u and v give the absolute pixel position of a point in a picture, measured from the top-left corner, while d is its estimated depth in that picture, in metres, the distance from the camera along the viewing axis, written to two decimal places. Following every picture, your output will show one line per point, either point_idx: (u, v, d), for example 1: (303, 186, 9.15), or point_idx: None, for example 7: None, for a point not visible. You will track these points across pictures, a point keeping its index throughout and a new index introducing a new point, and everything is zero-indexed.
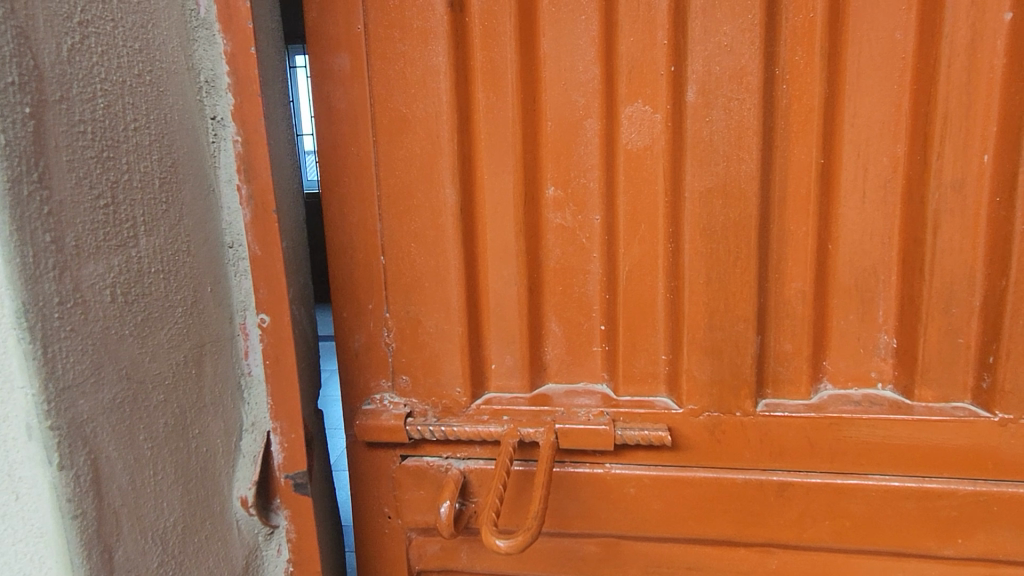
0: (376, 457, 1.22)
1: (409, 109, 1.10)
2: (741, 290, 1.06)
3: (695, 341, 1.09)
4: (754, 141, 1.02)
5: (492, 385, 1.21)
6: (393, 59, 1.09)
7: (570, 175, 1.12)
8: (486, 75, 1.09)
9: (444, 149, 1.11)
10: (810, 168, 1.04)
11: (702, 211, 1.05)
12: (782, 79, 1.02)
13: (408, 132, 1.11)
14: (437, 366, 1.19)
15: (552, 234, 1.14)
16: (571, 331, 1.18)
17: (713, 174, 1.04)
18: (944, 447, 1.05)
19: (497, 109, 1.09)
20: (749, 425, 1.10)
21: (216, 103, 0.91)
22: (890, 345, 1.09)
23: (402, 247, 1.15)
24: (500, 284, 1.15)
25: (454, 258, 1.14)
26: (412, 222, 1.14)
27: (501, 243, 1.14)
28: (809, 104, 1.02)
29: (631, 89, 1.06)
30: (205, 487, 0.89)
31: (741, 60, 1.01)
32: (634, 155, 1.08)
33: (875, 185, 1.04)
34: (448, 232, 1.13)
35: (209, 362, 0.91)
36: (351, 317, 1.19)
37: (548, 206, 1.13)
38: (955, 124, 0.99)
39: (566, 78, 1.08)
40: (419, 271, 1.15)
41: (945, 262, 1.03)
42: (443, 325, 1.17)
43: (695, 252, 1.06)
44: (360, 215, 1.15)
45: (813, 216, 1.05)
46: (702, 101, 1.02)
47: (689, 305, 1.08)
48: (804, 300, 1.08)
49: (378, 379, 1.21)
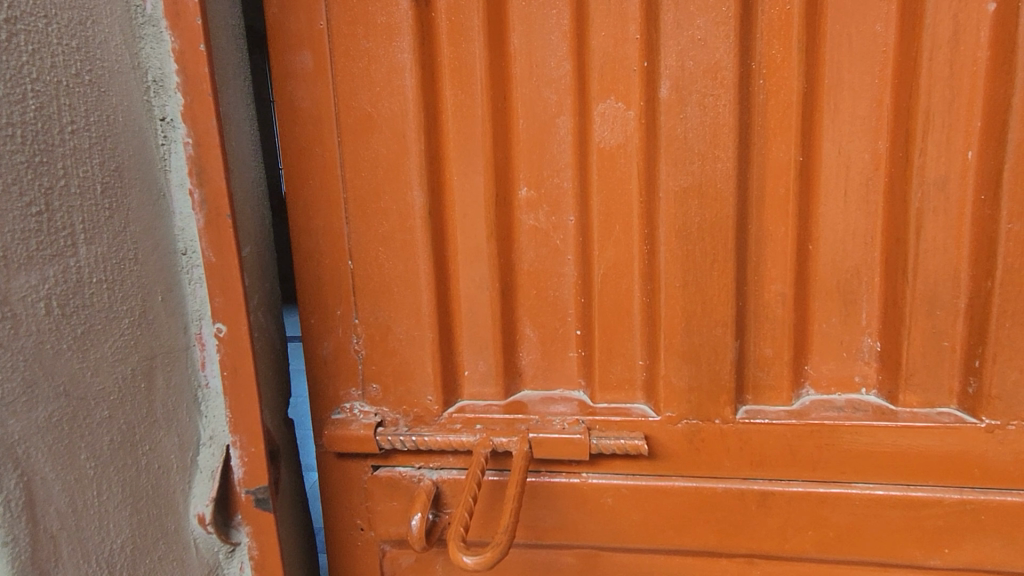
0: (347, 468, 1.18)
1: (374, 108, 1.06)
2: (719, 294, 1.03)
3: (673, 346, 1.05)
4: (730, 139, 0.98)
5: (465, 393, 1.17)
6: (356, 57, 1.05)
7: (542, 176, 1.08)
8: (454, 72, 1.05)
9: (411, 149, 1.07)
10: (788, 166, 1.00)
11: (678, 211, 1.01)
12: (759, 74, 0.99)
13: (373, 132, 1.07)
14: (408, 374, 1.15)
15: (525, 236, 1.11)
16: (546, 336, 1.14)
17: (688, 173, 1.00)
18: (930, 455, 1.02)
19: (467, 108, 1.06)
20: (729, 433, 1.06)
21: (165, 103, 0.86)
22: (875, 349, 1.06)
23: (369, 251, 1.11)
24: (471, 287, 1.12)
25: (423, 263, 1.10)
26: (380, 225, 1.10)
27: (473, 246, 1.10)
28: (787, 100, 0.99)
29: (603, 86, 1.02)
30: (157, 506, 0.85)
31: (716, 54, 0.97)
32: (607, 154, 1.04)
33: (856, 184, 1.00)
34: (417, 236, 1.09)
35: (161, 374, 0.87)
36: (319, 323, 1.15)
37: (520, 207, 1.10)
38: (938, 120, 0.96)
39: (536, 75, 1.05)
40: (387, 275, 1.11)
41: (928, 262, 0.99)
42: (414, 331, 1.13)
43: (672, 254, 1.03)
44: (325, 218, 1.11)
45: (792, 216, 1.01)
46: (676, 97, 0.99)
47: (665, 309, 1.05)
48: (785, 303, 1.04)
49: (347, 388, 1.17)
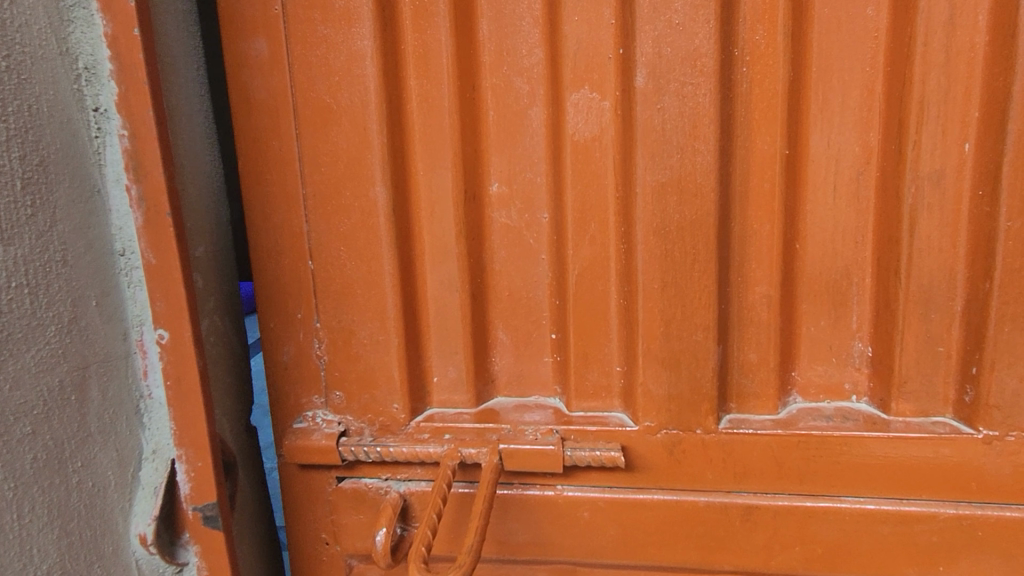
0: (310, 479, 1.12)
1: (334, 98, 1.00)
2: (699, 296, 0.96)
3: (652, 352, 0.99)
4: (711, 130, 0.92)
5: (434, 400, 1.11)
6: (314, 44, 0.99)
7: (514, 170, 1.03)
8: (419, 60, 0.99)
9: (373, 143, 1.00)
10: (774, 160, 0.94)
11: (655, 208, 0.94)
12: (741, 61, 0.92)
13: (333, 124, 1.00)
14: (373, 381, 1.08)
15: (497, 234, 1.05)
16: (520, 339, 1.09)
17: (666, 167, 0.93)
18: (924, 467, 0.96)
19: (433, 99, 1.00)
20: (711, 443, 1.00)
21: (98, 92, 0.80)
22: (866, 354, 1.00)
23: (331, 250, 1.05)
24: (440, 288, 1.06)
25: (388, 263, 1.04)
26: (341, 223, 1.03)
27: (441, 243, 1.05)
28: (773, 89, 0.92)
29: (576, 75, 0.96)
30: (92, 526, 0.79)
31: (695, 40, 0.90)
32: (581, 147, 0.98)
33: (846, 179, 0.94)
34: (380, 234, 1.03)
35: (95, 385, 0.81)
36: (279, 327, 1.09)
37: (491, 204, 1.05)
38: (932, 111, 0.89)
39: (507, 64, 0.99)
40: (349, 277, 1.05)
41: (923, 262, 0.93)
42: (378, 335, 1.06)
43: (649, 254, 0.96)
44: (284, 215, 1.05)
45: (777, 214, 0.95)
46: (652, 86, 0.92)
47: (643, 313, 0.98)
48: (769, 305, 0.98)
49: (310, 395, 1.11)
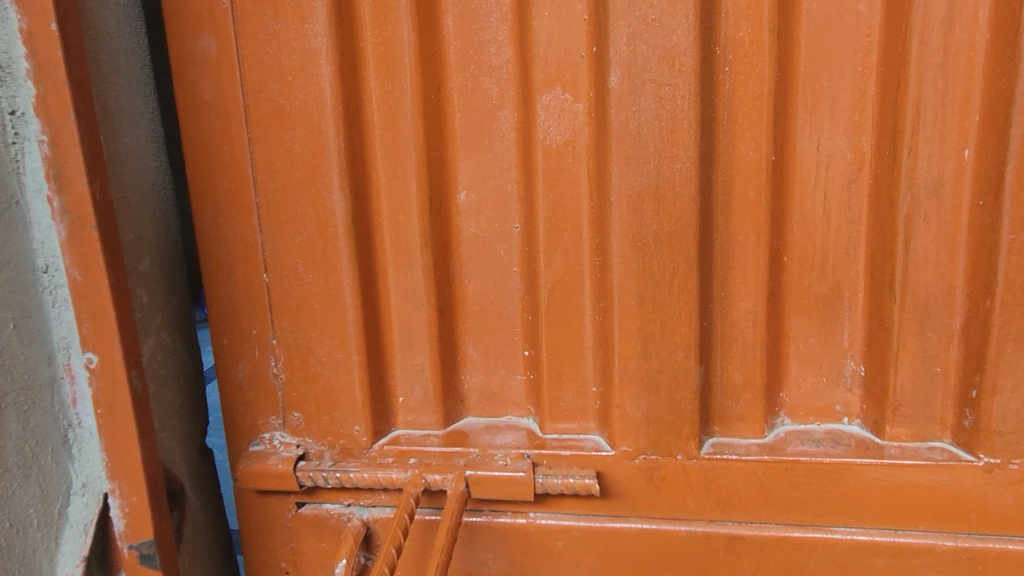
0: (267, 505, 1.04)
1: (286, 100, 0.92)
2: (679, 314, 0.89)
3: (628, 374, 0.92)
4: (690, 136, 0.84)
5: (400, 422, 1.04)
6: (264, 41, 0.91)
7: (482, 177, 0.96)
8: (379, 59, 0.92)
9: (329, 148, 0.93)
10: (760, 167, 0.87)
11: (631, 218, 0.87)
12: (724, 60, 0.85)
13: (286, 127, 0.93)
14: (333, 402, 1.01)
15: (465, 246, 0.99)
16: (491, 356, 1.03)
17: (642, 174, 0.86)
18: (920, 496, 0.89)
19: (395, 100, 0.93)
20: (692, 470, 0.93)
21: (14, 94, 0.73)
22: (858, 374, 0.94)
23: (285, 263, 0.97)
24: (405, 303, 0.99)
25: (346, 277, 0.96)
26: (296, 233, 0.96)
27: (406, 256, 0.98)
28: (758, 91, 0.85)
29: (547, 75, 0.89)
30: (10, 571, 0.72)
31: (673, 38, 0.83)
32: (553, 153, 0.91)
33: (836, 187, 0.88)
34: (338, 246, 0.95)
35: (13, 415, 0.73)
36: (232, 345, 1.01)
37: (458, 213, 0.98)
38: (929, 115, 0.83)
39: (474, 63, 0.93)
40: (305, 291, 0.97)
41: (919, 277, 0.87)
42: (337, 354, 0.99)
43: (626, 268, 0.89)
44: (235, 225, 0.97)
45: (763, 225, 0.89)
46: (628, 87, 0.84)
47: (619, 331, 0.91)
48: (755, 323, 0.92)
49: (267, 416, 1.03)
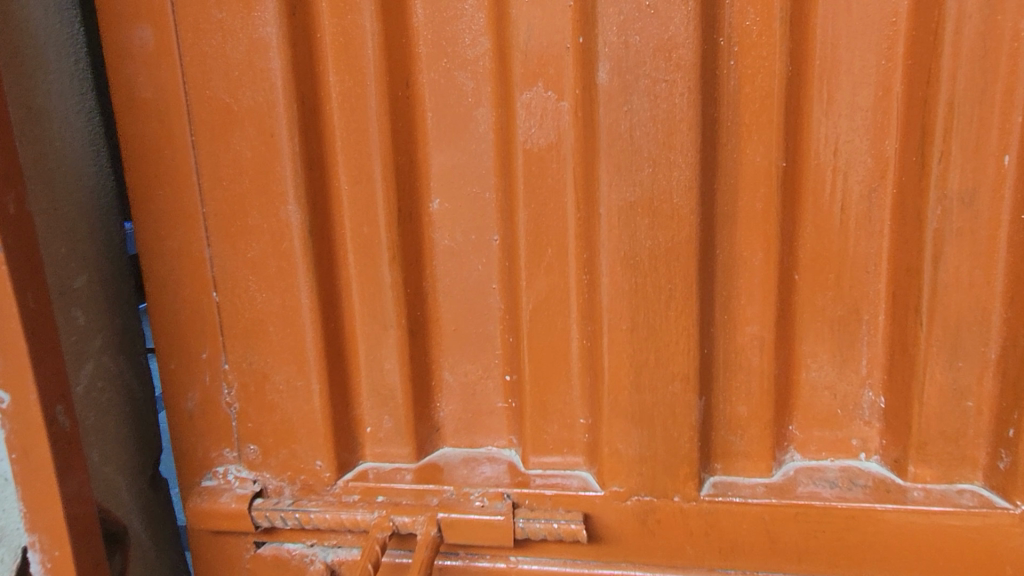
0: (222, 546, 0.95)
1: (233, 98, 0.82)
2: (677, 341, 0.79)
3: (619, 407, 0.82)
4: (689, 140, 0.74)
5: (368, 454, 0.94)
6: (207, 31, 0.81)
7: (457, 184, 0.87)
8: (338, 52, 0.81)
9: (282, 152, 0.82)
10: (769, 174, 0.77)
11: (623, 233, 0.77)
12: (728, 53, 0.74)
13: (234, 129, 0.83)
14: (292, 434, 0.91)
15: (439, 260, 0.89)
16: (468, 382, 0.93)
17: (634, 183, 0.75)
18: (949, 546, 0.79)
19: (357, 98, 0.83)
20: (691, 513, 0.83)
21: None
22: (878, 406, 0.84)
23: (237, 280, 0.87)
24: (373, 324, 0.89)
25: (305, 296, 0.86)
26: (248, 248, 0.86)
27: (372, 272, 0.88)
28: (767, 88, 0.75)
29: (527, 70, 0.78)
30: None
31: (669, 27, 0.71)
32: (534, 157, 0.80)
33: (855, 198, 0.78)
34: (295, 262, 0.85)
35: None
36: (181, 369, 0.91)
37: (431, 223, 0.88)
38: (964, 116, 0.72)
39: (447, 56, 0.83)
40: (260, 311, 0.87)
41: (949, 300, 0.77)
42: (296, 381, 0.89)
43: (616, 289, 0.78)
44: (181, 238, 0.87)
45: (772, 240, 0.78)
46: (618, 84, 0.73)
47: (609, 359, 0.80)
48: (762, 349, 0.81)
49: (220, 449, 0.93)
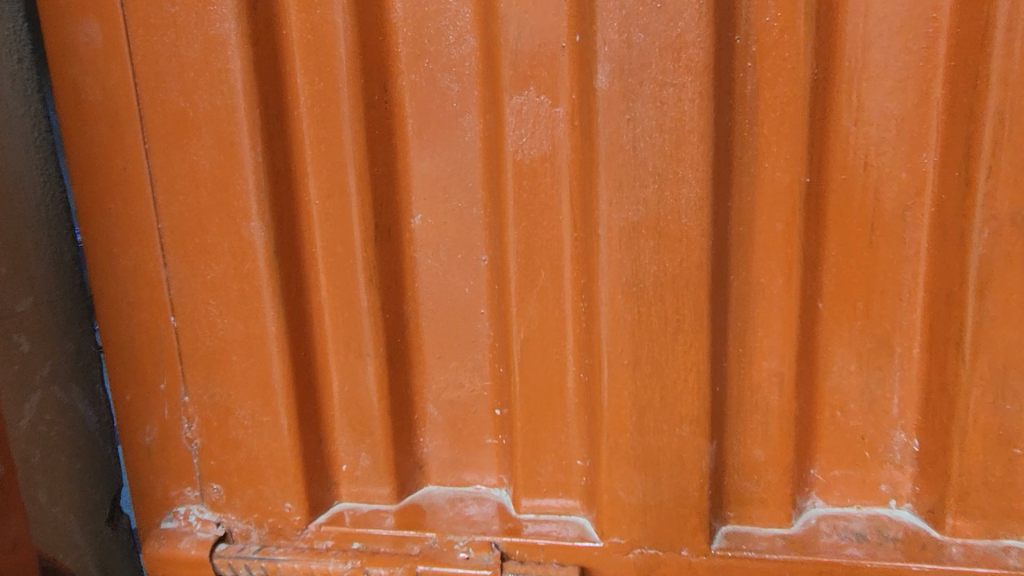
0: None
1: (189, 103, 0.73)
2: (685, 378, 0.70)
3: (620, 450, 0.73)
4: (700, 153, 0.65)
5: (344, 494, 0.85)
6: (159, 27, 0.72)
7: (442, 198, 0.78)
8: (307, 51, 0.73)
9: (244, 164, 0.74)
10: (791, 191, 0.68)
11: (624, 257, 0.68)
12: (746, 53, 0.65)
13: (190, 138, 0.74)
14: (259, 473, 0.82)
15: (422, 282, 0.80)
16: (454, 415, 0.84)
17: (637, 202, 0.66)
18: None
19: (328, 103, 0.74)
20: (701, 569, 0.75)
21: None
22: (910, 449, 0.74)
23: (197, 304, 0.78)
24: (348, 353, 0.81)
25: (272, 323, 0.78)
26: (208, 269, 0.77)
27: (347, 296, 0.79)
28: (789, 93, 0.66)
29: (517, 71, 0.69)
30: None
31: (678, 23, 0.62)
32: (526, 170, 0.71)
33: (887, 216, 0.69)
34: (260, 286, 0.77)
35: None
36: (138, 401, 0.83)
37: (413, 241, 0.79)
38: (1016, 126, 0.63)
39: (429, 56, 0.74)
40: (222, 339, 0.79)
41: (995, 335, 0.68)
42: (262, 415, 0.80)
43: (616, 319, 0.69)
44: (135, 257, 0.79)
45: (794, 265, 0.69)
46: (620, 89, 0.64)
47: (608, 397, 0.72)
48: (782, 386, 0.72)
49: (181, 487, 0.85)
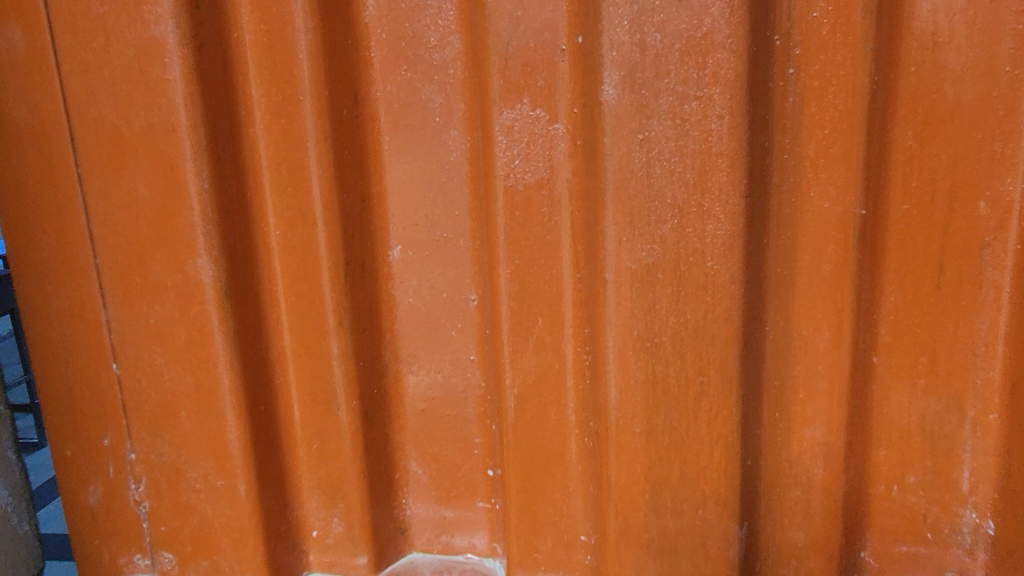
0: None
1: (124, 119, 0.62)
2: (710, 450, 0.58)
3: (630, 532, 0.61)
4: (730, 182, 0.52)
5: (315, 564, 0.74)
6: (88, 31, 0.61)
7: (424, 228, 0.66)
8: (262, 58, 0.62)
9: (188, 190, 0.63)
10: (842, 226, 0.55)
11: (636, 307, 0.56)
12: (788, 57, 0.52)
13: (127, 160, 0.63)
14: (215, 542, 0.72)
15: (401, 324, 0.69)
16: (441, 474, 0.73)
17: (652, 241, 0.54)
18: None
19: (287, 118, 0.63)
20: None
21: None
22: (984, 532, 0.62)
23: (141, 351, 0.68)
24: (316, 406, 0.69)
25: (226, 373, 0.67)
26: (152, 311, 0.66)
27: (313, 341, 0.68)
28: (841, 107, 0.53)
29: (508, 80, 0.57)
30: None
31: (703, 22, 0.50)
32: (519, 198, 0.59)
33: (959, 255, 0.57)
34: (211, 331, 0.66)
35: None
36: (79, 457, 0.72)
37: (391, 278, 0.68)
38: None
39: (407, 62, 0.63)
40: (170, 390, 0.68)
41: None
42: (217, 478, 0.70)
43: (626, 379, 0.57)
44: (69, 296, 0.68)
45: (844, 315, 0.57)
46: (631, 104, 0.52)
47: (616, 471, 0.60)
48: (827, 457, 0.60)
49: (130, 554, 0.74)
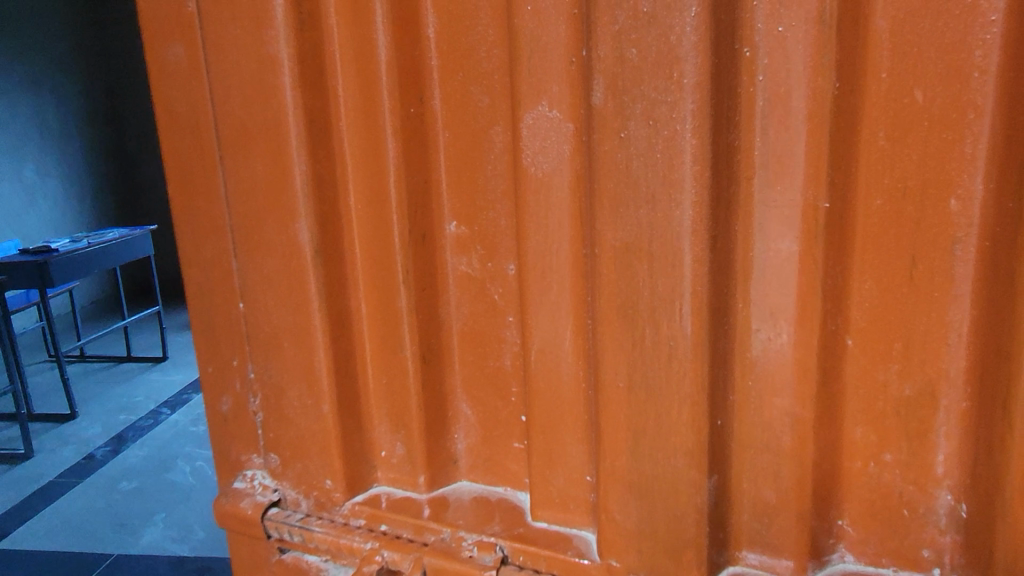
0: (245, 548, 0.96)
1: (249, 115, 0.82)
2: (681, 407, 0.67)
3: (617, 472, 0.71)
4: (695, 174, 0.61)
5: (383, 478, 0.91)
6: (226, 48, 0.81)
7: (472, 207, 0.80)
8: (351, 68, 0.78)
9: (292, 171, 0.81)
10: (806, 217, 0.62)
11: (619, 278, 0.66)
12: (755, 67, 0.60)
13: (250, 146, 0.83)
14: (306, 450, 0.91)
15: (453, 286, 0.83)
16: (484, 415, 0.86)
17: (630, 223, 0.64)
18: None
19: (367, 116, 0.79)
20: None
21: None
22: (957, 513, 0.65)
23: (257, 294, 0.88)
24: (384, 348, 0.86)
25: (317, 315, 0.85)
26: (266, 263, 0.86)
27: (383, 295, 0.84)
28: (804, 110, 0.60)
29: (528, 86, 0.69)
30: None
31: (670, 38, 0.59)
32: (535, 184, 0.71)
33: (931, 248, 0.61)
34: (307, 281, 0.84)
35: None
36: (215, 374, 0.95)
37: (447, 247, 0.82)
38: None
39: (461, 70, 0.77)
40: (277, 326, 0.88)
41: None
42: (309, 399, 0.89)
43: (612, 340, 0.68)
44: (212, 248, 0.89)
45: (810, 298, 0.64)
46: (613, 106, 0.62)
47: (605, 418, 0.71)
48: (797, 426, 0.67)
49: (249, 453, 0.96)
